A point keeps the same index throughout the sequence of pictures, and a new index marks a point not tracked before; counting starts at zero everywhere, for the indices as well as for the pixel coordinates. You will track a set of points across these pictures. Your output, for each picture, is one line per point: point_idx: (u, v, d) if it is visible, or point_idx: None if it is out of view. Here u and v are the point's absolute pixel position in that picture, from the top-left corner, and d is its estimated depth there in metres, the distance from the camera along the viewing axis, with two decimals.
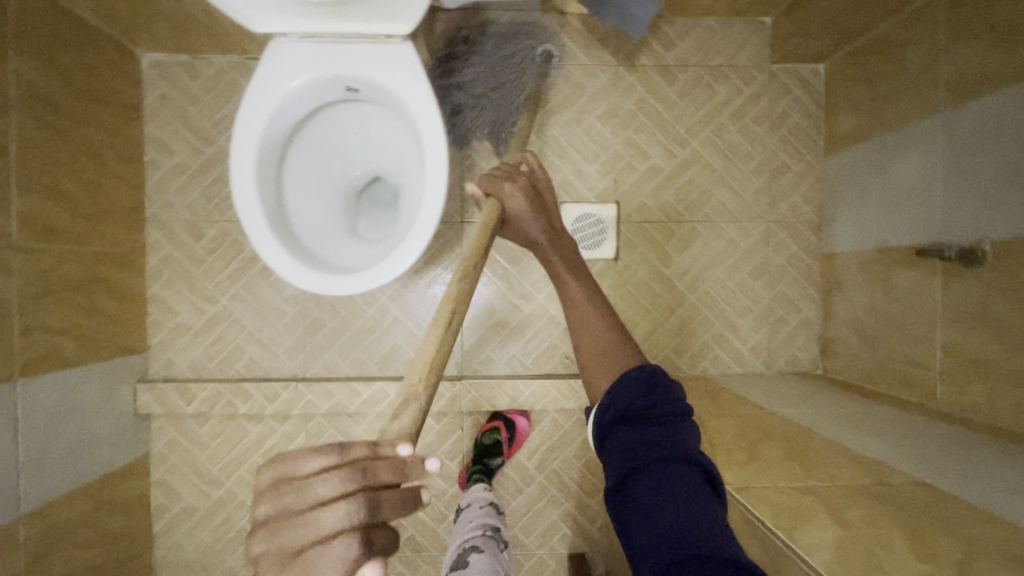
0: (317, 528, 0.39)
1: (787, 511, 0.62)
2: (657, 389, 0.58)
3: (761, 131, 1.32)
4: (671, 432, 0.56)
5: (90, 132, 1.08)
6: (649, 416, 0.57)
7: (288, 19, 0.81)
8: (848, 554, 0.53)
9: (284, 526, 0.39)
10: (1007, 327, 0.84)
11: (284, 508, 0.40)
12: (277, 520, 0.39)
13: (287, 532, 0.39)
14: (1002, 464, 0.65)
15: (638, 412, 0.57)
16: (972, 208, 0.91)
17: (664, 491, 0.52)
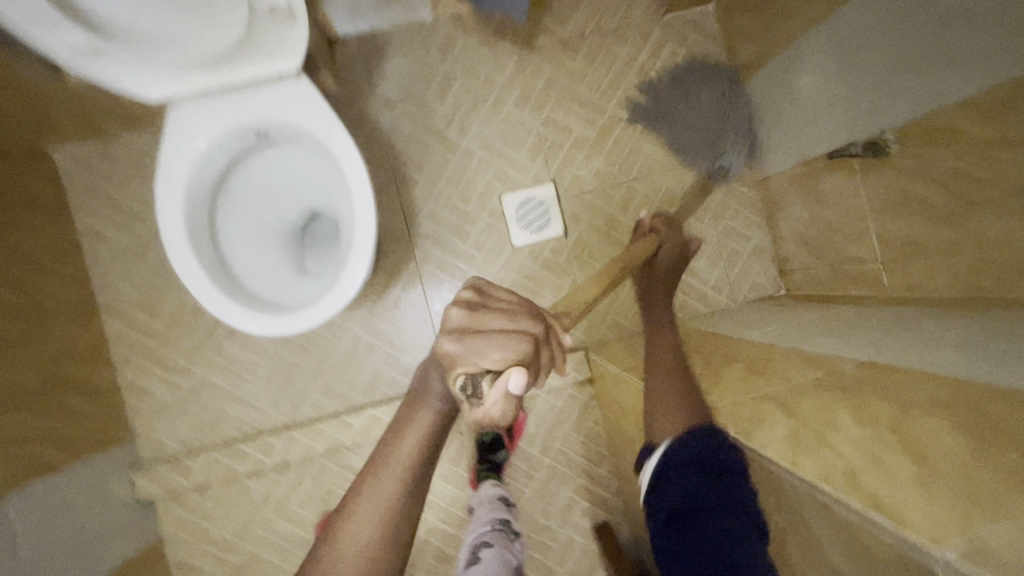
0: (479, 325, 0.56)
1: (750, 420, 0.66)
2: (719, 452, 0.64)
3: (670, 81, 1.36)
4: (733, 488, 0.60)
5: (20, 239, 1.08)
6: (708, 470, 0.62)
7: (176, 81, 0.79)
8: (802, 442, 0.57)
9: (471, 319, 0.56)
10: (924, 205, 0.89)
11: (476, 303, 0.59)
12: (472, 310, 0.58)
13: (475, 320, 0.56)
14: (941, 331, 0.70)
15: (713, 460, 0.63)
16: (872, 103, 0.96)
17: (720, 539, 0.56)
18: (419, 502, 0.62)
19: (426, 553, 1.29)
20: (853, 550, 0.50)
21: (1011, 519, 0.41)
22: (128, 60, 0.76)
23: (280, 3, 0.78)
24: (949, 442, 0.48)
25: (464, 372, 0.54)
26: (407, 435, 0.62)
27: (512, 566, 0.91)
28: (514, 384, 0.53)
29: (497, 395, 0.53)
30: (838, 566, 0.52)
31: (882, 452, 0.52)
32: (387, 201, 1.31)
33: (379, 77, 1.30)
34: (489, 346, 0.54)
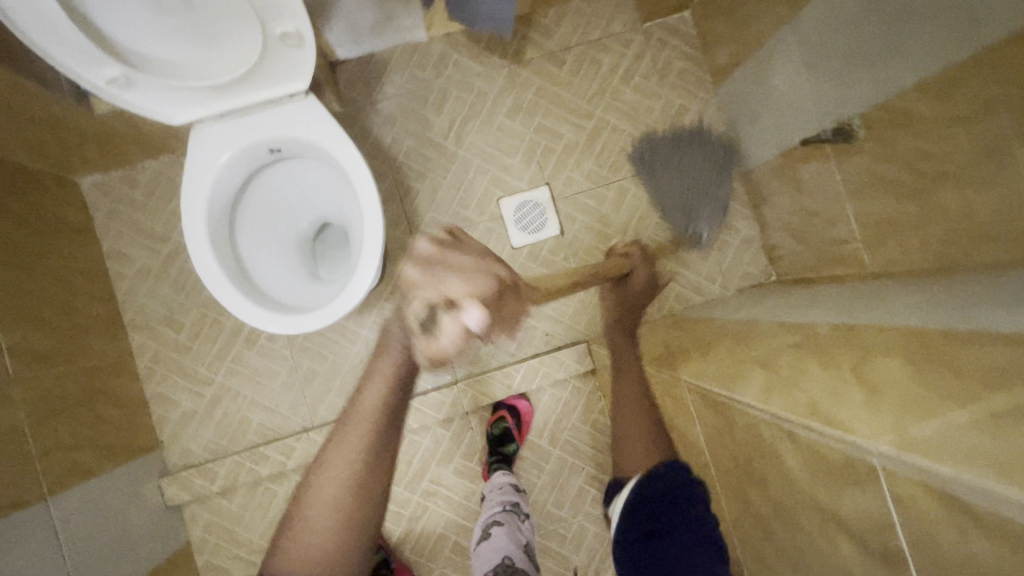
0: (445, 269, 0.71)
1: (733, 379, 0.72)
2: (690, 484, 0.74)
3: (653, 85, 1.44)
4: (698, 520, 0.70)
5: (53, 261, 1.16)
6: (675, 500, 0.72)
7: (198, 107, 0.89)
8: None
9: (439, 263, 0.72)
10: (893, 182, 0.96)
11: (445, 252, 0.74)
12: (441, 256, 0.73)
13: (448, 263, 0.73)
14: (910, 296, 0.76)
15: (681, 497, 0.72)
16: (839, 92, 1.03)
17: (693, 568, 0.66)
18: (389, 445, 0.74)
19: (443, 546, 1.34)
20: (817, 470, 0.53)
21: (944, 422, 0.43)
22: (154, 86, 0.84)
23: (289, 29, 0.83)
24: (896, 373, 0.50)
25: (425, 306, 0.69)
26: (369, 388, 0.75)
27: (522, 544, 1.01)
28: (469, 319, 0.66)
29: (454, 325, 0.68)
30: (805, 488, 0.54)
31: (838, 385, 0.53)
32: (392, 211, 1.38)
33: (379, 96, 1.39)
34: (453, 285, 0.69)
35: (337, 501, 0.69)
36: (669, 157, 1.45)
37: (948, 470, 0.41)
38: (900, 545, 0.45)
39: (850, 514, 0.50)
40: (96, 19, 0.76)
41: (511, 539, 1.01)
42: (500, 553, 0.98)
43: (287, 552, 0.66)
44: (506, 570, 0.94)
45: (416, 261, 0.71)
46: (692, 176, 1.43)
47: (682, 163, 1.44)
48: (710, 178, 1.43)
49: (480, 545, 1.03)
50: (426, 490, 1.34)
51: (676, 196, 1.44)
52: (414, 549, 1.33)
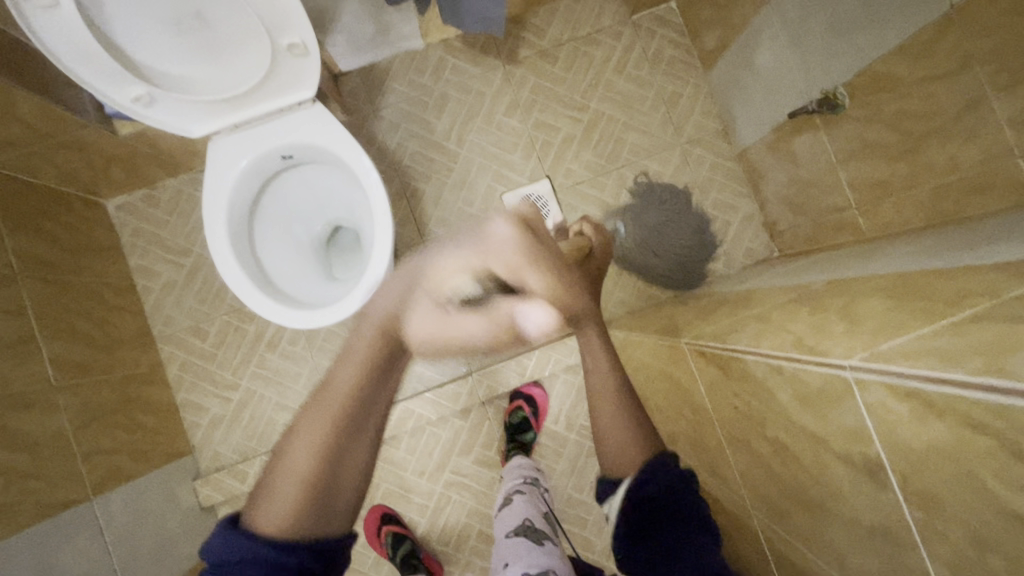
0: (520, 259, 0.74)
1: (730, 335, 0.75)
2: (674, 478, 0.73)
3: (645, 74, 1.48)
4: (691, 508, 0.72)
5: (86, 278, 1.23)
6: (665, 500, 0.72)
7: (213, 120, 0.95)
8: None
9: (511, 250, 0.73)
10: (883, 145, 0.98)
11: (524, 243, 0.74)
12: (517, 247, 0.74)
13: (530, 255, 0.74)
14: (900, 249, 0.78)
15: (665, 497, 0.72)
16: (824, 64, 1.06)
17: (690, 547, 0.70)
18: (362, 423, 0.69)
19: (468, 534, 1.37)
20: (805, 399, 0.55)
21: (908, 334, 0.46)
22: (173, 102, 0.90)
23: (295, 40, 0.88)
24: (878, 305, 0.53)
25: (477, 285, 0.73)
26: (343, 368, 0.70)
27: (541, 511, 1.03)
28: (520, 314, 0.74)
29: (500, 313, 0.74)
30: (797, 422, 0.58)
31: (824, 322, 0.57)
32: (400, 213, 1.44)
33: (381, 104, 1.45)
34: (528, 274, 0.74)
35: (311, 477, 0.63)
36: (667, 221, 1.46)
37: (917, 370, 0.43)
38: (880, 456, 0.47)
39: (833, 436, 0.52)
40: (119, 42, 0.82)
41: (530, 504, 1.04)
42: (521, 517, 0.99)
43: (253, 524, 0.59)
44: (526, 530, 0.95)
45: (501, 245, 0.73)
46: (668, 252, 1.45)
47: (669, 236, 1.46)
48: (682, 264, 1.45)
49: (500, 511, 1.07)
50: (448, 481, 1.38)
51: (646, 254, 1.44)
52: (440, 539, 1.37)
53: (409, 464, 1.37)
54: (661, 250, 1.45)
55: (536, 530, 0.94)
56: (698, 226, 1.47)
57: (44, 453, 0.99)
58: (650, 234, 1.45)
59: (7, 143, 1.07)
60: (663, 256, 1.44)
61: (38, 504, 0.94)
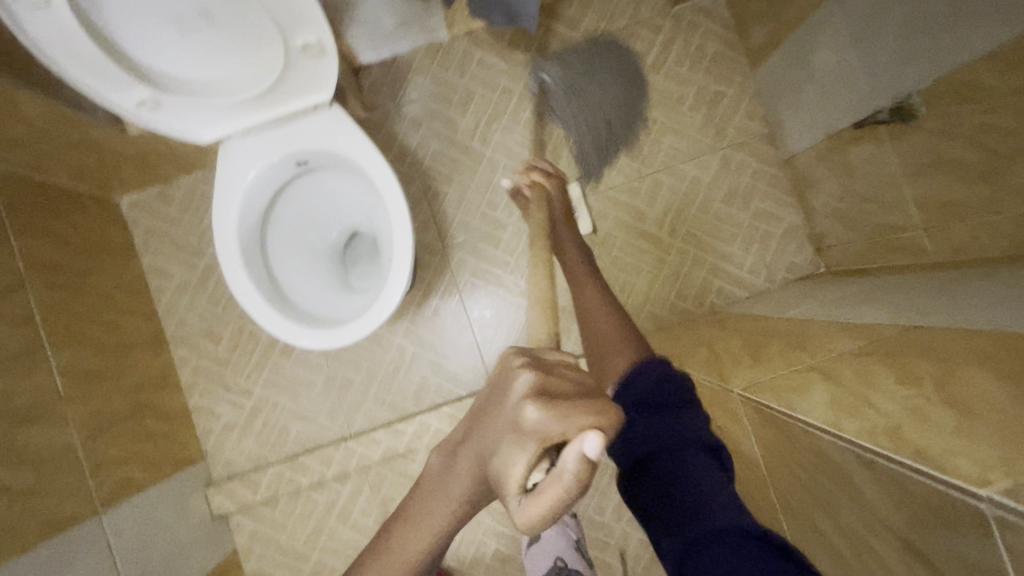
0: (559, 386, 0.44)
1: (785, 386, 0.66)
2: (670, 381, 0.69)
3: (685, 71, 1.37)
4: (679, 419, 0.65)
5: (97, 280, 1.20)
6: (660, 406, 0.66)
7: (224, 123, 0.88)
8: (838, 404, 0.57)
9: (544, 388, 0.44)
10: (960, 165, 0.87)
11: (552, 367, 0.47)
12: (546, 378, 0.45)
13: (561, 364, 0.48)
14: (986, 289, 0.69)
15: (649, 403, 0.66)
16: (894, 68, 0.95)
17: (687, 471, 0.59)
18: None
19: (485, 552, 1.32)
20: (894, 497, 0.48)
21: None
22: (181, 107, 0.83)
23: (310, 39, 0.81)
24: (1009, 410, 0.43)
25: (531, 456, 0.41)
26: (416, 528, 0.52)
27: (573, 542, 0.96)
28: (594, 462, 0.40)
29: (573, 479, 0.40)
30: (877, 511, 0.50)
31: (925, 409, 0.49)
32: (420, 216, 1.37)
33: (403, 100, 1.37)
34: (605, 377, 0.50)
35: None
36: (582, 83, 1.37)
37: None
38: None
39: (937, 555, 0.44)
40: (121, 42, 0.76)
41: (562, 535, 0.95)
42: (552, 554, 0.92)
43: None
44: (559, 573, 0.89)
45: (526, 386, 0.44)
46: (596, 115, 1.37)
47: (590, 98, 1.37)
48: (615, 121, 1.37)
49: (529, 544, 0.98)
50: None
51: (576, 126, 1.37)
52: (455, 557, 1.32)
53: None
54: (589, 116, 1.36)
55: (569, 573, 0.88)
56: (615, 74, 1.37)
57: (51, 469, 0.96)
58: (571, 103, 1.37)
59: (13, 143, 1.02)
60: (593, 122, 1.36)
61: (44, 524, 0.92)
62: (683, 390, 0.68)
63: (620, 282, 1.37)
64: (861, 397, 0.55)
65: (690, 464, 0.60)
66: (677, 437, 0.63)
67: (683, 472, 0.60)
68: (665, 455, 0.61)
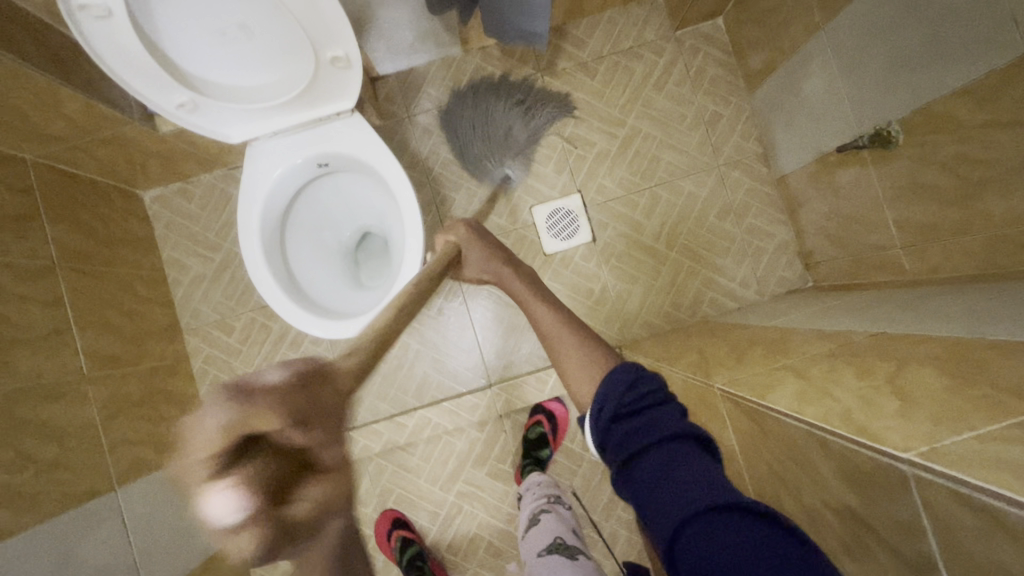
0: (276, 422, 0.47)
1: (760, 382, 0.72)
2: (642, 381, 0.66)
3: (685, 92, 1.45)
4: (662, 415, 0.62)
5: (119, 269, 1.26)
6: (639, 408, 0.64)
7: (253, 124, 0.96)
8: (806, 396, 0.63)
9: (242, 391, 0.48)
10: (937, 189, 0.94)
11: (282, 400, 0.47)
12: (238, 399, 0.47)
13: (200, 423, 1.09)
14: (951, 301, 0.75)
15: (630, 406, 0.64)
16: (877, 97, 1.02)
17: (673, 462, 0.57)
18: None
19: (478, 545, 1.37)
20: (850, 478, 0.53)
21: (980, 434, 0.44)
22: (217, 108, 0.90)
23: (339, 53, 0.87)
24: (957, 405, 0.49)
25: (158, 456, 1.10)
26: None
27: (571, 529, 0.99)
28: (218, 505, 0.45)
29: None
30: (837, 494, 0.55)
31: (874, 397, 0.55)
32: (428, 220, 1.44)
33: (416, 110, 1.45)
34: None
35: None
36: (476, 101, 1.42)
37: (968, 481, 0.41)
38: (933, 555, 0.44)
39: (883, 528, 0.50)
40: (166, 48, 0.82)
41: (561, 525, 0.99)
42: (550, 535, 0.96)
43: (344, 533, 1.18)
44: (558, 548, 0.91)
45: None
46: (508, 125, 1.42)
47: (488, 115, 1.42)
48: (527, 123, 1.43)
49: (527, 533, 1.02)
50: (460, 491, 1.38)
51: (494, 143, 1.43)
52: (449, 549, 1.37)
53: (422, 471, 1.38)
54: (500, 130, 1.42)
55: (568, 547, 0.91)
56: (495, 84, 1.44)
57: (72, 443, 1.02)
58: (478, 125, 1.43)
59: (51, 137, 1.09)
60: (509, 134, 1.42)
61: (63, 496, 0.97)
62: (660, 387, 0.65)
63: (617, 290, 1.43)
64: (827, 390, 0.61)
65: (678, 456, 0.58)
66: (657, 432, 0.60)
67: (670, 464, 0.57)
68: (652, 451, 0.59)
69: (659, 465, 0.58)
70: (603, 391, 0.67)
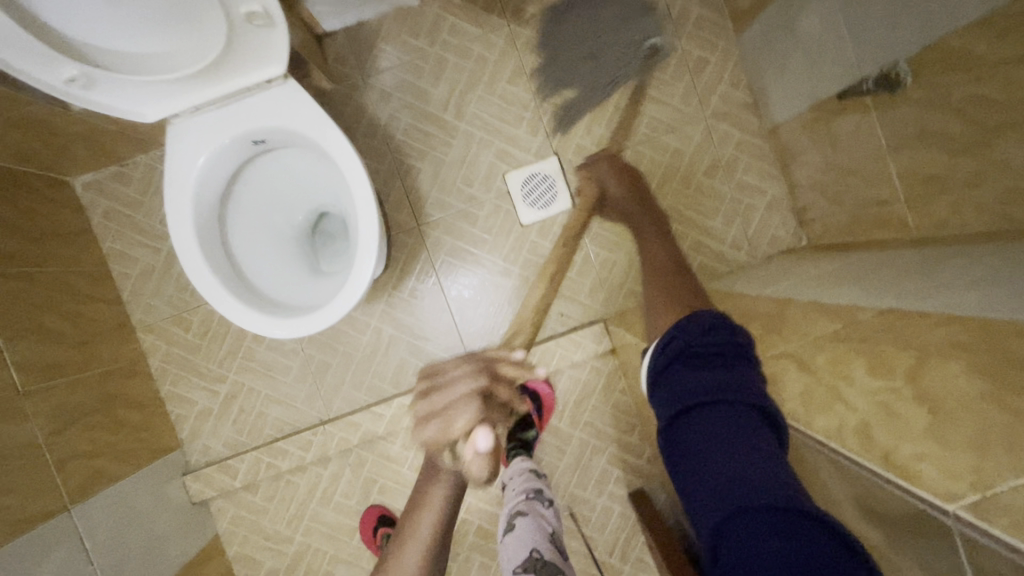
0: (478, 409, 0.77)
1: None
2: (724, 330, 0.60)
3: (667, 37, 1.31)
4: (734, 374, 0.57)
5: (53, 267, 1.14)
6: (710, 355, 0.59)
7: (170, 100, 0.84)
8: None
9: (470, 401, 1.07)
10: (945, 138, 0.84)
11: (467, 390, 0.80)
12: None
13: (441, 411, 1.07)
14: (964, 266, 0.67)
15: (699, 354, 0.59)
16: (880, 32, 0.91)
17: (728, 432, 0.52)
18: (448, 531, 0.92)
19: (467, 529, 1.33)
20: None
21: None
22: (116, 83, 0.79)
23: (255, 8, 0.76)
24: (993, 419, 0.45)
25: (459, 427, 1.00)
26: (425, 515, 0.92)
27: (549, 534, 0.92)
28: (483, 443, 0.92)
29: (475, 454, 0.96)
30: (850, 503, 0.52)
31: None
32: (393, 194, 1.32)
33: (371, 70, 1.30)
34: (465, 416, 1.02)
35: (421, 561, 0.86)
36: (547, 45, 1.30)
37: None
38: None
39: None
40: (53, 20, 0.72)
41: (541, 531, 0.91)
42: (528, 545, 0.89)
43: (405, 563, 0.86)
44: (535, 566, 0.85)
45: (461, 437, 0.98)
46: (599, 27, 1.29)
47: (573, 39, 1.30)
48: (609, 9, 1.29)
49: (503, 538, 0.94)
50: None
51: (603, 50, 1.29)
52: None
53: (405, 460, 1.31)
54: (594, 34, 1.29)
55: (546, 565, 0.85)
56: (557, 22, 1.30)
57: (13, 465, 0.93)
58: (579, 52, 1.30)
59: None
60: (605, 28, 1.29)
61: (10, 521, 0.89)
62: (743, 341, 0.60)
63: (600, 259, 1.33)
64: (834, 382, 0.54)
65: (738, 426, 0.53)
66: (727, 392, 0.55)
67: (732, 428, 0.53)
68: (709, 411, 0.55)
69: (717, 425, 0.53)
70: (678, 329, 0.63)
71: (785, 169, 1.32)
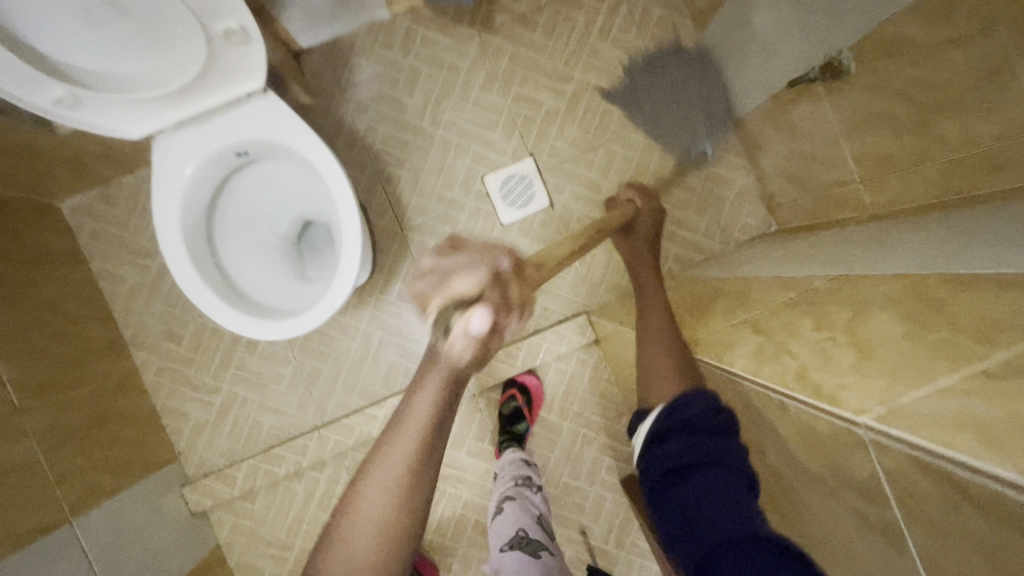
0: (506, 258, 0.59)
1: None
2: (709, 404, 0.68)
3: (632, 38, 1.37)
4: (719, 442, 0.64)
5: (43, 288, 1.16)
6: (698, 426, 0.66)
7: (155, 118, 0.87)
8: None
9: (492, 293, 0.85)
10: (890, 119, 0.90)
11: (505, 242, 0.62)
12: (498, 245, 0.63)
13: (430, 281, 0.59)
14: (907, 236, 0.72)
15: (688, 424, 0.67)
16: (827, 23, 0.97)
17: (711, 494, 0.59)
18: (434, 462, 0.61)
19: (465, 525, 1.36)
20: None
21: None
22: (103, 104, 0.82)
23: (231, 25, 0.81)
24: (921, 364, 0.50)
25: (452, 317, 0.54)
26: (418, 398, 0.61)
27: (535, 516, 0.96)
28: (478, 326, 0.53)
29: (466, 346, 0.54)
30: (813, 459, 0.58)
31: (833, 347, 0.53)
32: (376, 201, 1.36)
33: (347, 84, 1.34)
34: (457, 285, 0.55)
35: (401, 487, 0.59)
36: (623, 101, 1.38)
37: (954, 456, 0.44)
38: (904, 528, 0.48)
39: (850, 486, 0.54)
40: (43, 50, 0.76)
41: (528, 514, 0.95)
42: (515, 526, 0.93)
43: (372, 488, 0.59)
44: (521, 544, 0.89)
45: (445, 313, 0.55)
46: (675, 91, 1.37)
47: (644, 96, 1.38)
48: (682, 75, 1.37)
49: (493, 520, 0.98)
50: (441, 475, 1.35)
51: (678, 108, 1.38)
52: (436, 534, 1.35)
53: None
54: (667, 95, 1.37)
55: (532, 542, 0.88)
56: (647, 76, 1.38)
57: (12, 480, 0.95)
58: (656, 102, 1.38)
59: None
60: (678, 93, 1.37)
61: (9, 534, 0.91)
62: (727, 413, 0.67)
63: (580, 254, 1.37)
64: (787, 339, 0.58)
65: (720, 487, 0.60)
66: (710, 459, 0.63)
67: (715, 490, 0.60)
68: (696, 474, 0.62)
69: (700, 489, 0.61)
70: (675, 401, 0.71)
71: (752, 159, 1.37)
